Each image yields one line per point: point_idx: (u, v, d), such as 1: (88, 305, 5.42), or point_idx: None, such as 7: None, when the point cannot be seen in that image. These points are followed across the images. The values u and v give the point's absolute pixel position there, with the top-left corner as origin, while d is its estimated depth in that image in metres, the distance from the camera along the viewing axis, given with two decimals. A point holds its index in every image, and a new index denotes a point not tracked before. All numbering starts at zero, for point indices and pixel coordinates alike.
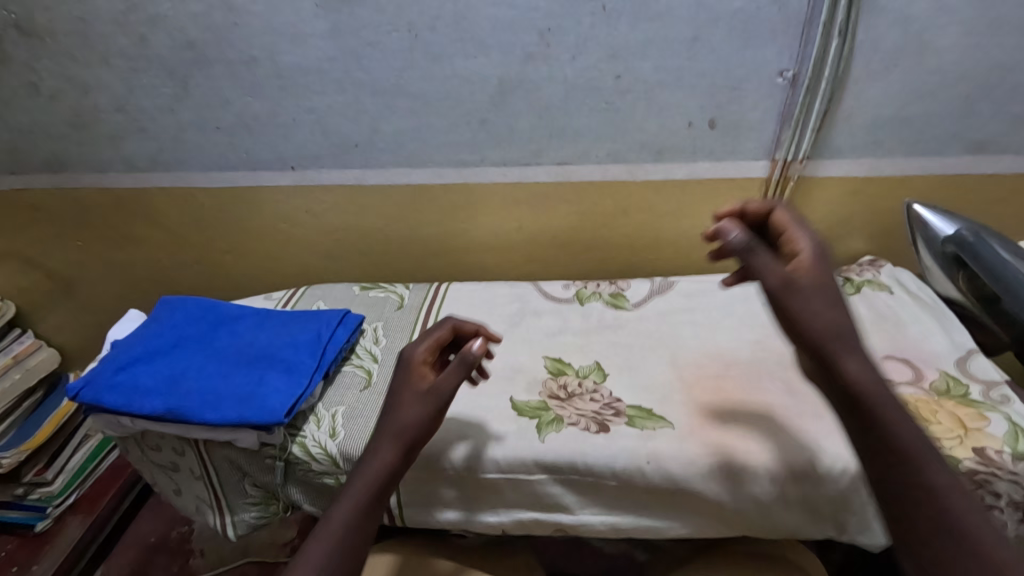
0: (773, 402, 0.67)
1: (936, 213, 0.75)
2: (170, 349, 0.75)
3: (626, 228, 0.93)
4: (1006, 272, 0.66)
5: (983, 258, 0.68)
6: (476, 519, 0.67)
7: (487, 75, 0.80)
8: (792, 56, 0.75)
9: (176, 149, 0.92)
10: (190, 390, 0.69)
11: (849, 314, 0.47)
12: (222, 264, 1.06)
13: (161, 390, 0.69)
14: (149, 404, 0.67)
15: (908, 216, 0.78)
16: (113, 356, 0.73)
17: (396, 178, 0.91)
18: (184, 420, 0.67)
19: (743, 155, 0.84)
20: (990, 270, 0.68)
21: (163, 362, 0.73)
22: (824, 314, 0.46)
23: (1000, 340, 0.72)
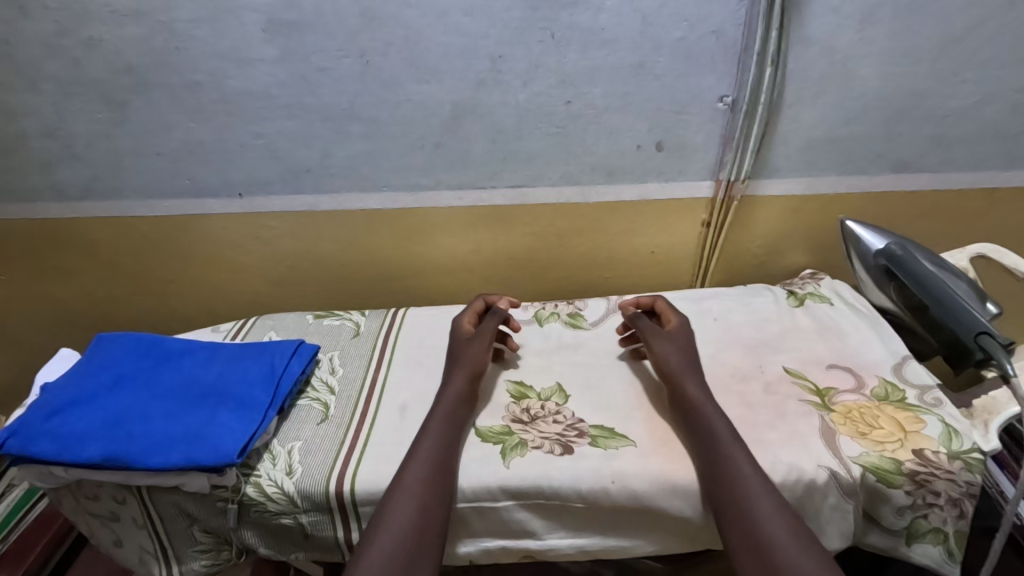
0: (729, 415, 0.69)
1: (874, 233, 0.79)
2: (108, 388, 0.70)
3: (581, 248, 0.95)
4: (932, 282, 0.71)
5: (913, 271, 0.73)
6: (457, 549, 0.66)
7: (441, 101, 0.80)
8: (730, 84, 0.79)
9: (114, 176, 0.87)
10: (130, 433, 0.64)
11: (689, 358, 0.72)
12: (165, 295, 1.00)
13: (99, 434, 0.64)
14: (86, 451, 0.63)
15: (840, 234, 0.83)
16: (43, 401, 0.68)
17: (349, 204, 0.90)
18: (125, 466, 0.62)
19: (689, 176, 0.87)
20: (918, 281, 0.72)
21: (101, 404, 0.68)
22: (675, 358, 0.71)
23: (930, 346, 0.76)
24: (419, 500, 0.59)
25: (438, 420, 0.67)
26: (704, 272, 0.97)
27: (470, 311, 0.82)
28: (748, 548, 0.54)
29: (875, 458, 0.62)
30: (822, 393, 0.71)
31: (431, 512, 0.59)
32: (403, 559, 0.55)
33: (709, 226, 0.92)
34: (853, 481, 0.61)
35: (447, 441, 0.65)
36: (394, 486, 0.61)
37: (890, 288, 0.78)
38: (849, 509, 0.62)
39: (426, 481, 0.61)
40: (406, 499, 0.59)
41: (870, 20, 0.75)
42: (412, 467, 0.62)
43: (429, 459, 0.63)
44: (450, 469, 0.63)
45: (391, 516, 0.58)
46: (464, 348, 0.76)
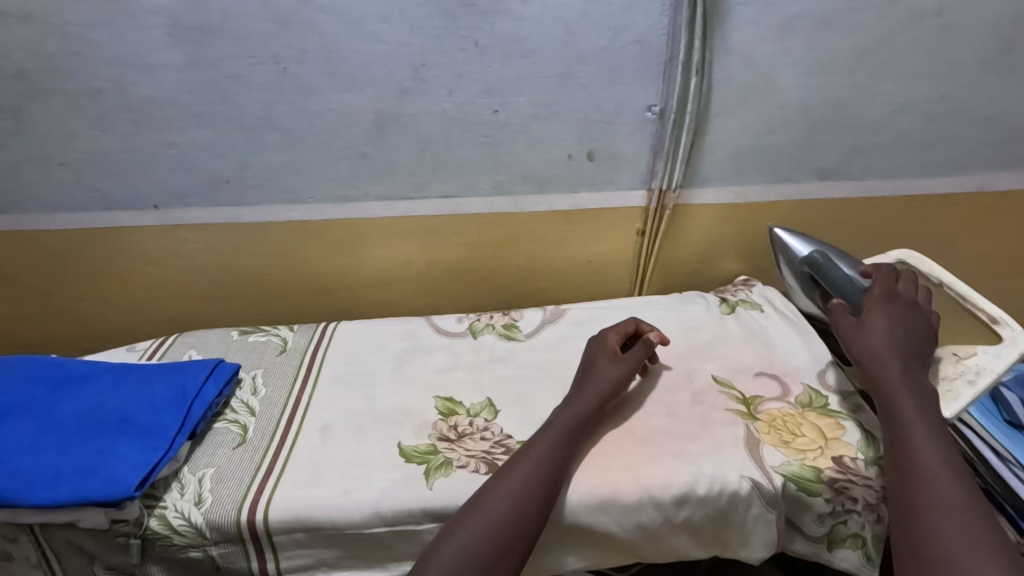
0: (656, 427, 0.68)
1: (800, 243, 0.81)
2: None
3: (517, 258, 0.93)
4: (844, 285, 0.73)
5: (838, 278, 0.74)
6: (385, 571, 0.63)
7: (363, 109, 0.78)
8: (656, 93, 0.79)
9: (14, 187, 0.82)
10: (17, 469, 0.60)
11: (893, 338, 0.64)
12: (79, 314, 0.94)
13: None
14: None
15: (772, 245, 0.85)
16: None
17: (274, 215, 0.86)
18: (11, 505, 0.58)
19: (622, 185, 0.87)
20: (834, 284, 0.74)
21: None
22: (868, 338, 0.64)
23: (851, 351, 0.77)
24: (502, 524, 0.56)
25: (542, 439, 0.63)
26: (641, 280, 0.97)
27: (619, 326, 0.77)
28: (916, 539, 0.51)
29: (795, 466, 0.63)
30: (749, 402, 0.71)
31: (509, 537, 0.55)
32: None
33: (644, 235, 0.92)
34: (774, 490, 0.62)
35: (550, 464, 0.60)
36: (475, 507, 0.57)
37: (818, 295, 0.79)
38: (772, 518, 0.62)
39: (515, 503, 0.57)
40: (487, 521, 0.56)
41: (788, 32, 0.76)
42: (500, 487, 0.58)
43: (523, 479, 0.59)
44: (549, 491, 0.59)
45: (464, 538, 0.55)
46: (596, 373, 0.70)
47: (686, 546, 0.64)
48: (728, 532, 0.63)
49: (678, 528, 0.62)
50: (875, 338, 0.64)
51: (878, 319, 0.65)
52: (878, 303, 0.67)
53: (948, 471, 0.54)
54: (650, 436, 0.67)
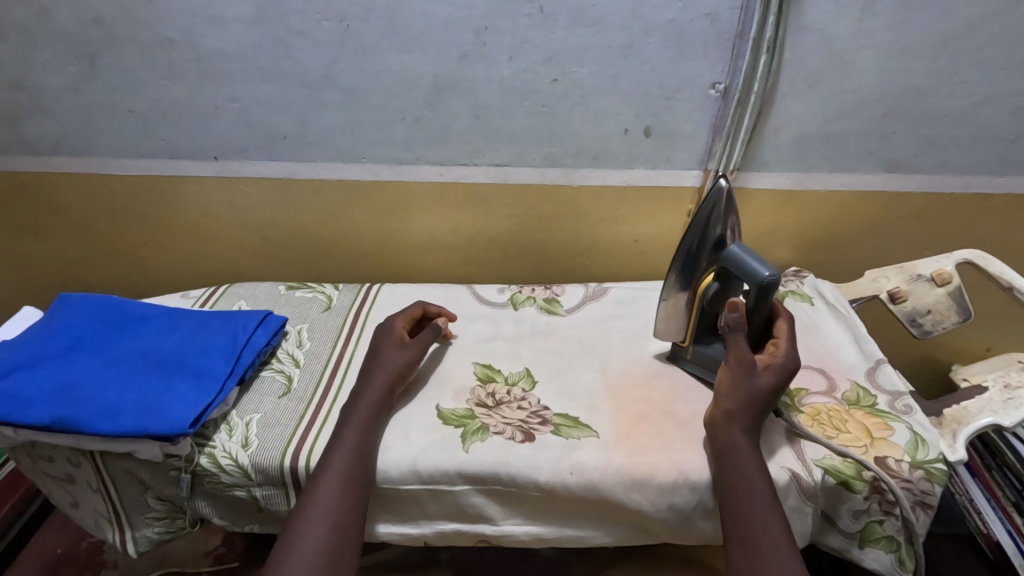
0: (695, 411, 0.67)
1: (753, 256, 0.64)
2: (61, 352, 0.69)
3: (563, 233, 0.93)
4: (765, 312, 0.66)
5: (750, 318, 0.66)
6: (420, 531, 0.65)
7: (422, 72, 0.77)
8: (723, 70, 0.76)
9: (84, 131, 0.85)
10: (80, 398, 0.63)
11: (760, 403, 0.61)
12: (136, 258, 0.98)
13: (49, 398, 0.63)
14: (35, 414, 0.61)
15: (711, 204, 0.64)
16: None
17: (327, 174, 0.87)
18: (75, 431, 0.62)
19: (677, 164, 0.85)
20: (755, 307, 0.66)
21: (53, 367, 0.67)
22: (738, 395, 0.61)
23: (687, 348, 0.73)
24: (331, 515, 0.57)
25: (347, 431, 0.62)
26: None
27: (405, 313, 0.78)
28: None
29: (838, 462, 0.61)
30: (792, 394, 0.70)
31: (343, 525, 0.57)
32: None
33: None
34: (814, 484, 0.60)
35: (360, 452, 0.61)
36: (305, 502, 0.58)
37: (703, 270, 0.68)
38: (808, 511, 0.61)
39: (338, 493, 0.58)
40: (317, 514, 0.57)
41: (871, 11, 0.72)
42: (324, 482, 0.59)
43: (340, 470, 0.59)
44: (364, 476, 0.60)
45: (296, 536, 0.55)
46: (386, 357, 0.70)
47: (718, 531, 0.63)
48: None
49: (711, 513, 0.62)
50: (756, 400, 0.61)
51: (772, 384, 0.62)
52: (778, 367, 0.64)
53: (795, 560, 0.52)
54: (689, 420, 0.66)
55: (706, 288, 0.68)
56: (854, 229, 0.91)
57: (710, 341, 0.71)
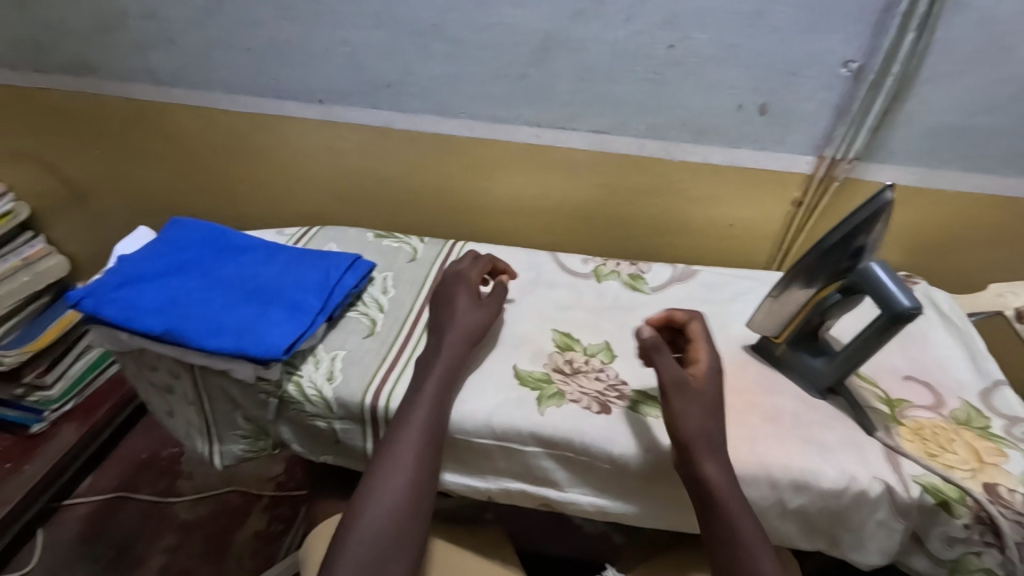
0: (782, 405, 0.64)
1: (892, 278, 0.56)
2: (170, 270, 0.73)
3: (654, 209, 0.89)
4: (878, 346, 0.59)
5: (868, 343, 0.59)
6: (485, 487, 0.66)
7: (533, 27, 0.75)
8: (860, 47, 0.70)
9: (204, 65, 0.89)
10: (187, 315, 0.67)
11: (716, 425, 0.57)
12: (237, 193, 1.03)
13: (160, 311, 0.68)
14: (149, 322, 0.66)
15: (871, 212, 0.56)
16: (119, 270, 0.72)
17: (425, 126, 0.88)
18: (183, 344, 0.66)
19: (789, 148, 0.79)
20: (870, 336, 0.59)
21: (163, 283, 0.71)
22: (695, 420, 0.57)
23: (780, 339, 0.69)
24: (410, 469, 0.59)
25: (427, 387, 0.63)
26: (782, 255, 0.90)
27: (477, 266, 0.77)
28: None
29: (939, 481, 0.56)
30: (892, 404, 0.65)
31: (418, 483, 0.59)
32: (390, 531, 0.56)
33: (800, 207, 0.85)
34: (909, 500, 0.56)
35: (438, 408, 0.62)
36: (384, 453, 0.59)
37: (829, 277, 0.62)
38: (899, 529, 0.58)
39: (417, 448, 0.59)
40: (396, 466, 0.58)
41: None
42: (404, 435, 0.60)
43: (421, 426, 0.60)
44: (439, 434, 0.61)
45: (376, 485, 0.58)
46: (450, 309, 0.70)
47: (792, 533, 0.61)
48: (841, 531, 0.60)
49: (788, 514, 0.60)
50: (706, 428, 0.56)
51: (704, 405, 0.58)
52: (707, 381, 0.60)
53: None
54: (776, 415, 0.63)
55: (826, 297, 0.62)
56: (980, 235, 0.83)
57: (807, 344, 0.67)
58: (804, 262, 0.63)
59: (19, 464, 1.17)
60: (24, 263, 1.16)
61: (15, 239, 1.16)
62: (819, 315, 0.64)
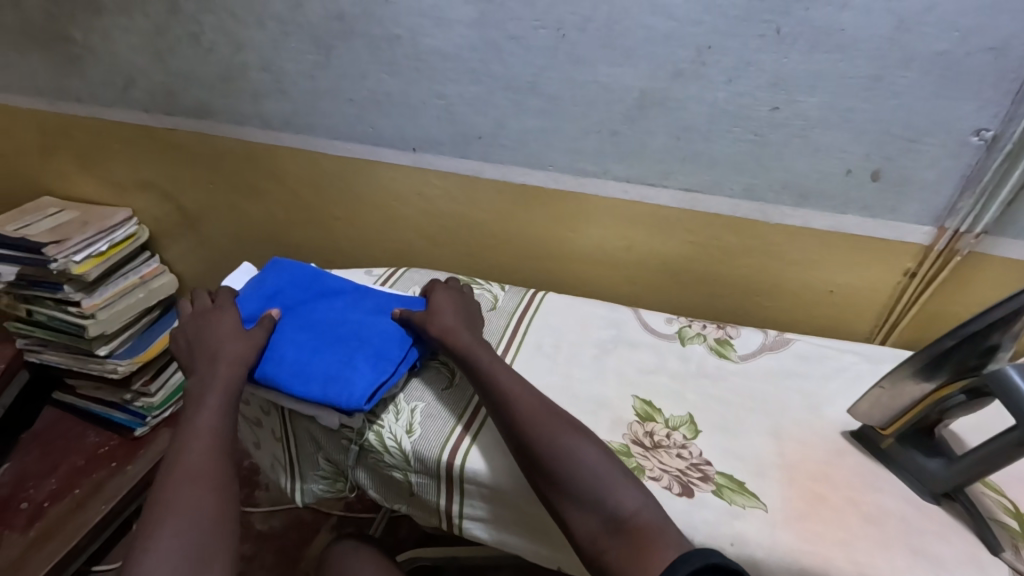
0: (887, 507, 0.59)
1: None
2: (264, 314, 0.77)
3: (746, 269, 0.85)
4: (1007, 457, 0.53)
5: (997, 452, 0.53)
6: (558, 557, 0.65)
7: (630, 87, 0.74)
8: (997, 116, 0.63)
9: (309, 113, 0.94)
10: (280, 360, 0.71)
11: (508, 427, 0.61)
12: (330, 229, 1.09)
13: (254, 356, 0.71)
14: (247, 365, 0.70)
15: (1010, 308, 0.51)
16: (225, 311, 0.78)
17: (513, 176, 0.89)
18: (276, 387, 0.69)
19: (904, 217, 0.73)
20: (999, 447, 0.53)
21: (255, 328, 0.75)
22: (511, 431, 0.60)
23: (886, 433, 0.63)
24: (208, 453, 0.60)
25: (211, 385, 0.66)
26: (889, 325, 0.83)
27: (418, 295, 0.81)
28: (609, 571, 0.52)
29: None
30: (1023, 519, 0.58)
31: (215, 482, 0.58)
32: (194, 509, 0.55)
33: (912, 278, 0.78)
34: None
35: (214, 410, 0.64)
36: (174, 450, 0.61)
37: (952, 372, 0.56)
38: None
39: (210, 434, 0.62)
40: (192, 453, 0.60)
41: None
42: (190, 430, 0.62)
43: (207, 416, 0.63)
44: (228, 421, 0.64)
45: (175, 475, 0.58)
46: (200, 329, 0.74)
47: None
48: None
49: None
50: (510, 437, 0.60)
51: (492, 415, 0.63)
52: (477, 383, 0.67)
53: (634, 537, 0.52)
54: (880, 518, 0.58)
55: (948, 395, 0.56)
56: None
57: (922, 441, 0.61)
58: (925, 355, 0.57)
59: (123, 464, 1.28)
60: (141, 280, 1.27)
61: (135, 258, 1.28)
62: (938, 412, 0.58)
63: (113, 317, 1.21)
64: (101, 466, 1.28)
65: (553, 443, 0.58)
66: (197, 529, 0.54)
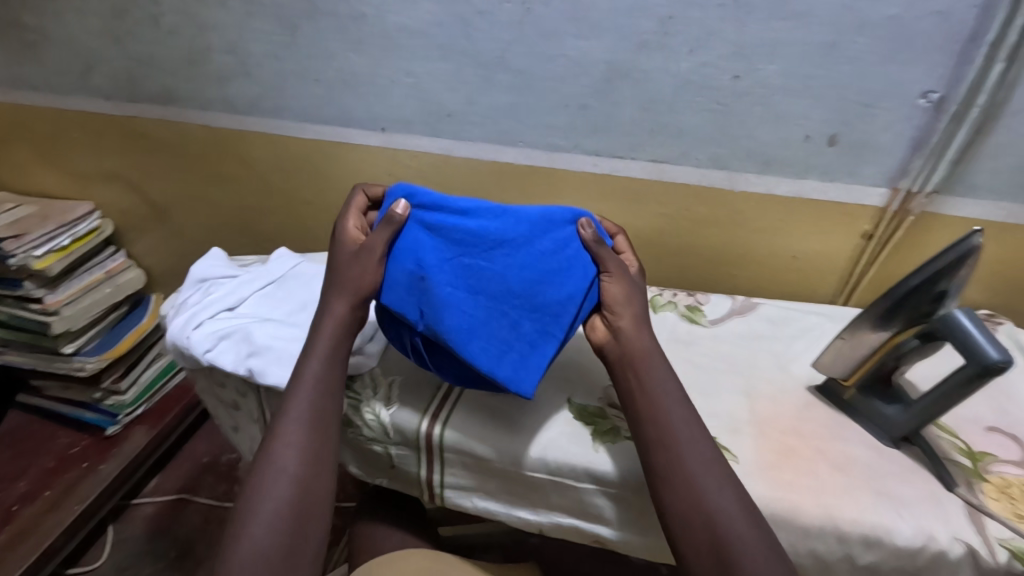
0: (851, 453, 0.61)
1: (980, 328, 0.53)
2: (413, 231, 0.60)
3: (714, 239, 0.88)
4: (954, 399, 0.56)
5: (947, 394, 0.56)
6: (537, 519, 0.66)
7: (595, 60, 0.76)
8: (942, 78, 0.66)
9: (277, 96, 0.93)
10: (440, 306, 0.57)
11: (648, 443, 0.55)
12: (303, 214, 1.08)
13: (392, 290, 0.60)
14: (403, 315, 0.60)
15: (960, 256, 0.53)
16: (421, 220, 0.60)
17: (484, 154, 0.89)
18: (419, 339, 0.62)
19: (861, 180, 0.76)
20: (947, 389, 0.56)
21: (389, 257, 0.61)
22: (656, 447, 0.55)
23: (845, 384, 0.67)
24: (299, 465, 0.56)
25: (314, 356, 0.61)
26: (850, 287, 0.87)
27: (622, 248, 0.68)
28: None
29: None
30: (975, 457, 0.61)
31: (310, 473, 0.56)
32: (281, 534, 0.53)
33: (870, 240, 0.81)
34: (994, 565, 0.53)
35: (318, 389, 0.60)
36: (268, 446, 0.57)
37: (905, 322, 0.59)
38: None
39: (304, 439, 0.57)
40: (285, 461, 0.56)
41: None
42: (286, 424, 0.58)
43: (305, 415, 0.58)
44: (325, 424, 0.59)
45: (266, 486, 0.55)
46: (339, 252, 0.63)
47: None
48: None
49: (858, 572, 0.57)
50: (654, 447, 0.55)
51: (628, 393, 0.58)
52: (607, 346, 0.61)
53: None
54: (844, 463, 0.60)
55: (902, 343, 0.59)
56: None
57: (880, 389, 0.64)
58: (881, 307, 0.59)
59: (95, 464, 1.24)
60: (107, 275, 1.24)
61: (100, 252, 1.24)
62: (894, 359, 0.61)
63: (78, 314, 1.19)
64: (72, 466, 1.24)
65: (697, 485, 0.52)
66: (282, 527, 0.53)
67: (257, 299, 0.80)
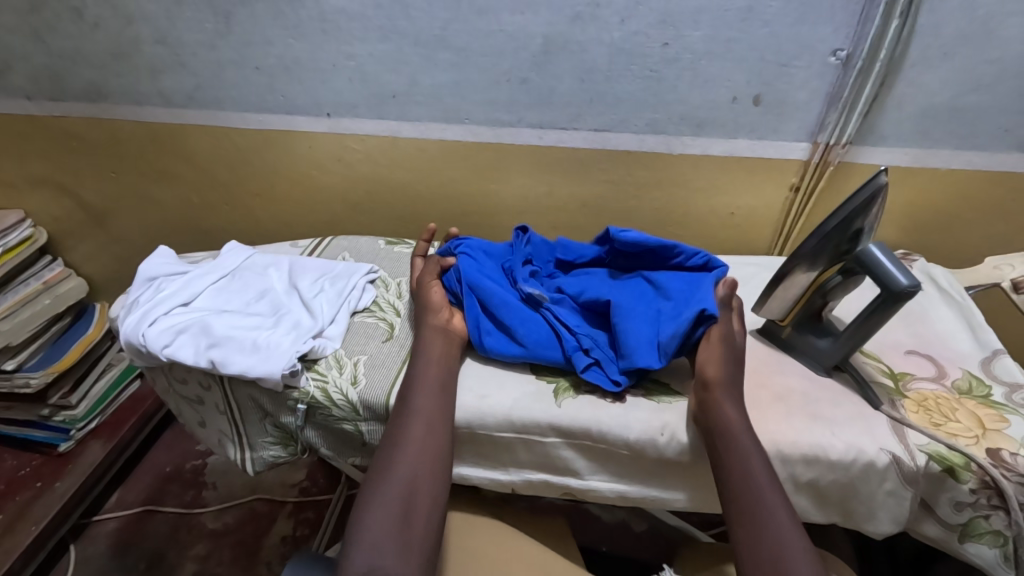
0: (791, 385, 0.67)
1: (891, 259, 0.59)
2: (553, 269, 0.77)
3: (656, 203, 0.92)
4: (873, 325, 0.62)
5: (869, 320, 0.62)
6: (508, 477, 0.69)
7: (532, 33, 0.78)
8: (849, 36, 0.72)
9: (215, 86, 0.91)
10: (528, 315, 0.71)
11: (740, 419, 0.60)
12: (251, 208, 1.06)
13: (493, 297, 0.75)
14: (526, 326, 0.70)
15: (869, 196, 0.59)
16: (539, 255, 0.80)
17: (432, 133, 0.90)
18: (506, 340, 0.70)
19: (785, 136, 0.82)
20: (866, 317, 0.62)
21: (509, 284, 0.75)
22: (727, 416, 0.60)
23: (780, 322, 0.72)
24: (418, 451, 0.61)
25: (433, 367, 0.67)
26: (783, 239, 0.93)
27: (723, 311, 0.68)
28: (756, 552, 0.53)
29: (944, 449, 0.59)
30: (897, 377, 0.68)
31: (431, 466, 0.60)
32: (400, 513, 0.57)
33: (797, 192, 0.87)
34: (916, 469, 0.59)
35: (444, 394, 0.65)
36: (396, 430, 0.62)
37: (828, 260, 0.65)
38: (906, 496, 0.60)
39: (427, 431, 0.62)
40: (406, 446, 0.61)
41: None
42: (412, 417, 0.63)
43: (428, 410, 0.63)
44: (448, 417, 0.64)
45: (387, 472, 0.59)
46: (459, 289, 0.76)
47: (804, 508, 0.64)
48: (854, 504, 0.63)
49: (801, 489, 0.62)
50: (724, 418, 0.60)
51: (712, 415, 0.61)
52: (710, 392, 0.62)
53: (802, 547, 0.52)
54: (785, 394, 0.66)
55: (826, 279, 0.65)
56: (975, 211, 0.86)
57: (812, 325, 0.70)
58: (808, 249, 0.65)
59: (49, 483, 1.19)
60: (46, 286, 1.19)
61: (35, 262, 1.19)
62: (822, 297, 0.67)
63: (17, 328, 1.13)
64: (24, 487, 1.18)
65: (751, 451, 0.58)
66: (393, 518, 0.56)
67: (213, 292, 0.80)
